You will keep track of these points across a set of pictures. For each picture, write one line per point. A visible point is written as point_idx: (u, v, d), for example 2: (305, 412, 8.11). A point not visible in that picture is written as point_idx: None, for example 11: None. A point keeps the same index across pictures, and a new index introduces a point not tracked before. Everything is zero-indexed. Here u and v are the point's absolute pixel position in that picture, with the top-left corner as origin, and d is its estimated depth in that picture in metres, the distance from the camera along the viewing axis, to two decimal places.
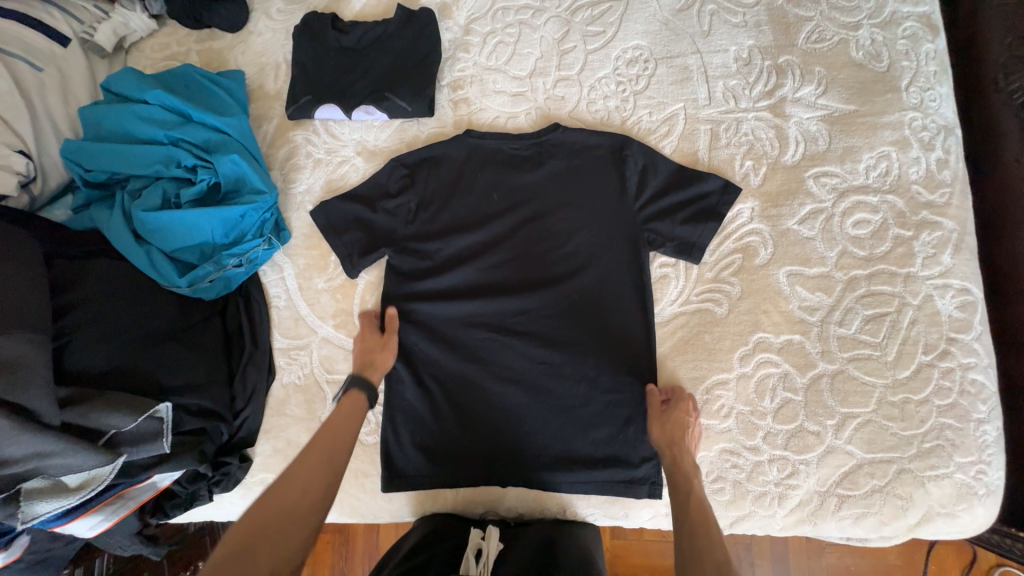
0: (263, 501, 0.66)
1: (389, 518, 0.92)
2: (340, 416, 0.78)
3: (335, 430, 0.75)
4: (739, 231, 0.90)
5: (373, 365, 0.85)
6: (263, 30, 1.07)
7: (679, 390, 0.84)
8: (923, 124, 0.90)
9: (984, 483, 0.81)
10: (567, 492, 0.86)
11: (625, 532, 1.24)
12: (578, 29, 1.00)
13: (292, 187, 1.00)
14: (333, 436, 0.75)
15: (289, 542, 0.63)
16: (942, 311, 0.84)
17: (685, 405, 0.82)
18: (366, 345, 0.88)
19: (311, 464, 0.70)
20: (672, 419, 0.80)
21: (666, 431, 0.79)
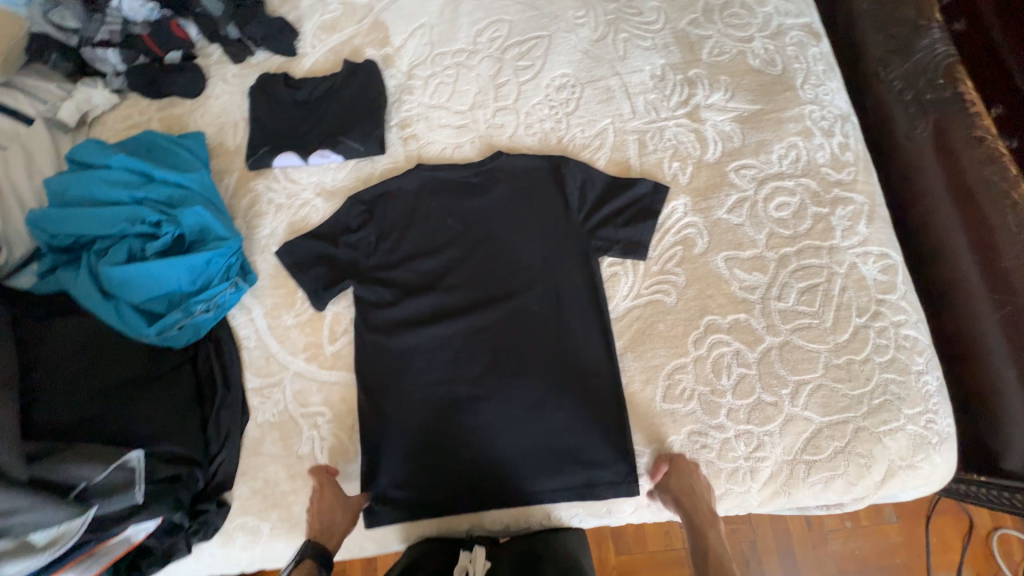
0: None
1: (375, 547, 0.92)
2: None
3: None
4: (676, 225, 0.98)
5: (329, 535, 0.83)
6: (221, 93, 1.15)
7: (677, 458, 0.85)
8: (822, 114, 1.01)
9: (936, 431, 0.86)
10: (552, 497, 0.87)
11: (629, 549, 1.22)
12: (509, 65, 1.11)
13: (256, 232, 1.04)
14: None
15: None
16: (868, 276, 0.92)
17: (697, 473, 0.84)
18: (317, 504, 0.85)
19: None
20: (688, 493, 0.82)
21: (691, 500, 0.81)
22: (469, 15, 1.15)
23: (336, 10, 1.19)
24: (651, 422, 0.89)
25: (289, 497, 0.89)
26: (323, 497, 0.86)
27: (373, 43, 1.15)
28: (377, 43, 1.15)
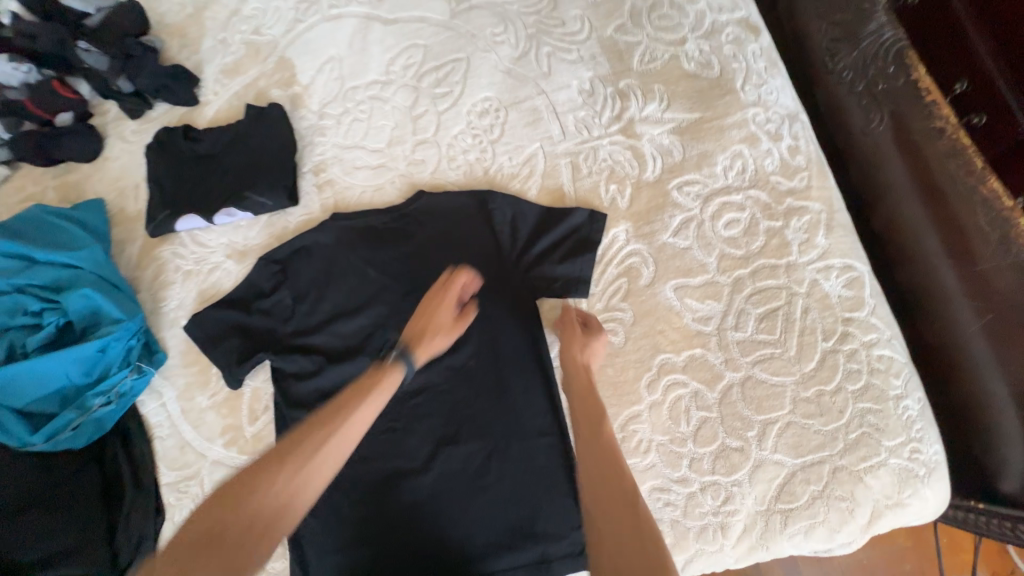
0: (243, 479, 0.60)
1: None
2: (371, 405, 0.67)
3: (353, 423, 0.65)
4: (618, 255, 0.89)
5: (423, 336, 0.74)
6: (119, 153, 1.06)
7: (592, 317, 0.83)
8: (766, 117, 0.92)
9: (922, 463, 0.77)
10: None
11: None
12: (426, 93, 1.01)
13: (163, 305, 0.95)
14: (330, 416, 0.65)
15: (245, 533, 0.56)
16: (832, 293, 0.83)
17: (596, 330, 0.80)
18: (422, 313, 0.77)
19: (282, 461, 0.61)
20: (581, 348, 0.79)
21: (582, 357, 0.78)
22: (379, 42, 1.06)
23: (238, 51, 1.10)
24: None
25: None
26: (430, 311, 0.77)
27: (279, 83, 1.06)
28: (284, 83, 1.06)
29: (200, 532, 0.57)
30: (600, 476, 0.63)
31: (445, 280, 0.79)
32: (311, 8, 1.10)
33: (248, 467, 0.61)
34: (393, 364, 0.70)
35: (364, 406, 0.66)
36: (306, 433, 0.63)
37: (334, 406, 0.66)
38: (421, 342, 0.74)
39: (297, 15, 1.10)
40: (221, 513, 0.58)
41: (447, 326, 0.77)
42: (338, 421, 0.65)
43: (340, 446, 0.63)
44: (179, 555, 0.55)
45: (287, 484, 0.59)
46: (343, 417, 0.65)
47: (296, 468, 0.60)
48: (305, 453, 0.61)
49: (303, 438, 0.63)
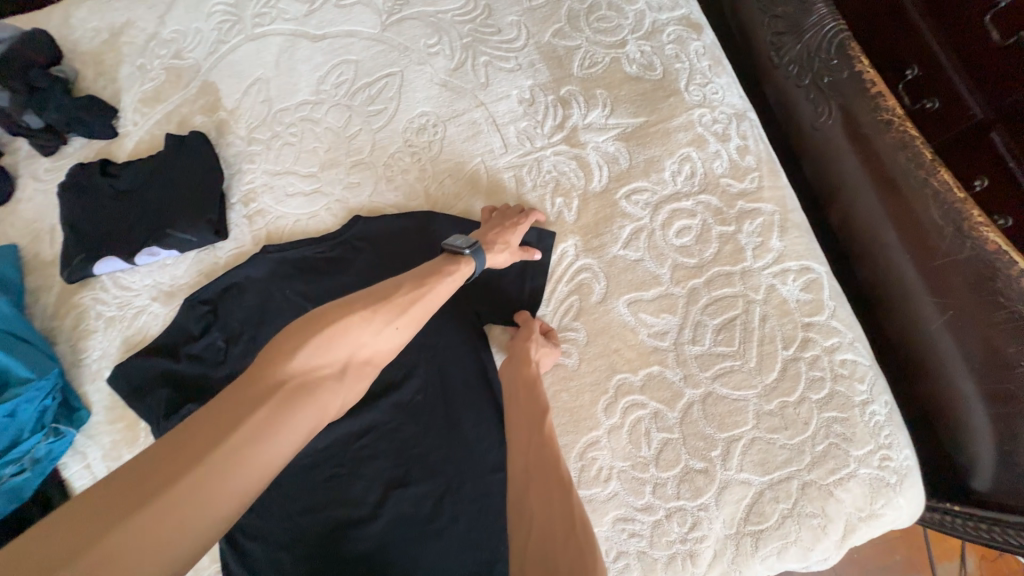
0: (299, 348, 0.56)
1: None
2: (435, 292, 0.66)
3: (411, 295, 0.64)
4: (568, 271, 0.84)
5: (493, 244, 0.76)
6: (32, 194, 0.98)
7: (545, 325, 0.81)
8: (713, 117, 0.89)
9: (893, 470, 0.74)
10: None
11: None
12: (359, 112, 0.96)
13: (84, 357, 0.87)
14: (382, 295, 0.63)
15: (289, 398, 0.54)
16: (790, 297, 0.79)
17: (553, 337, 0.79)
18: (496, 226, 0.79)
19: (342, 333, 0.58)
20: (537, 349, 0.76)
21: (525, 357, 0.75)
22: (307, 59, 1.00)
23: (158, 78, 1.03)
24: None
25: None
26: (501, 226, 0.79)
27: (202, 109, 0.99)
28: (208, 109, 0.99)
29: (275, 376, 0.54)
30: (535, 482, 0.61)
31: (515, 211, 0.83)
32: (234, 27, 1.04)
33: (325, 312, 0.60)
34: (466, 256, 0.71)
35: (441, 283, 0.67)
36: (388, 295, 0.63)
37: (415, 278, 0.66)
38: (488, 244, 0.76)
39: (220, 36, 1.04)
40: (292, 360, 0.55)
41: (513, 247, 0.78)
42: (422, 292, 0.65)
43: (420, 313, 0.65)
44: (259, 390, 0.53)
45: (371, 340, 0.60)
46: (425, 290, 0.65)
47: (355, 337, 0.59)
48: (391, 314, 0.62)
49: (387, 298, 0.62)
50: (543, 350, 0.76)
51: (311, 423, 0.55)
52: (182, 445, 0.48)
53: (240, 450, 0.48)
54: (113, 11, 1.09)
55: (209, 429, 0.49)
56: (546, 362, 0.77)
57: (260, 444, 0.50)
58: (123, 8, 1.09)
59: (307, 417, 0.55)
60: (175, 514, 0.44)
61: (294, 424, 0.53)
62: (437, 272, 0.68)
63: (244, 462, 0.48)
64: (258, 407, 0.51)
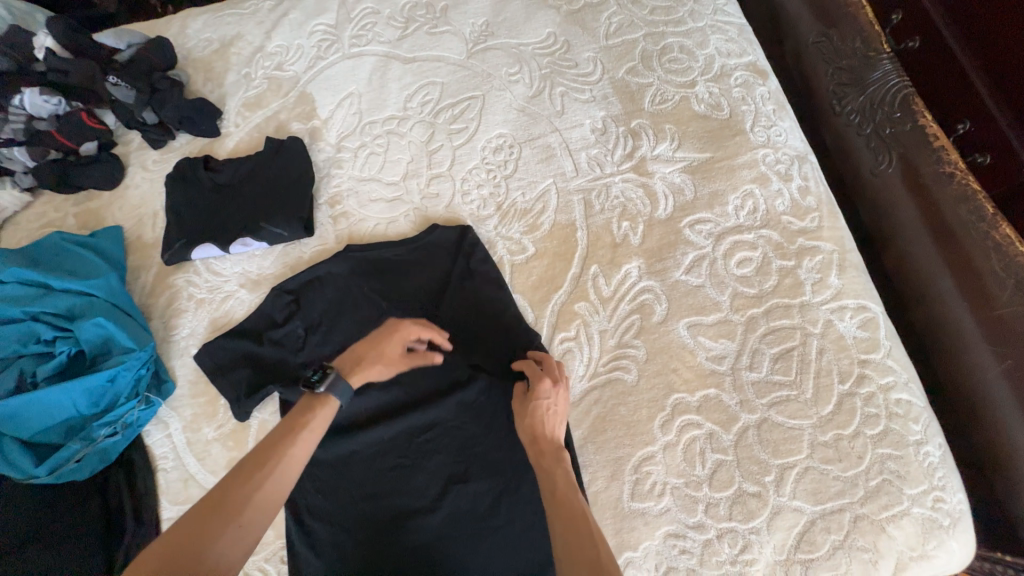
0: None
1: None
2: (292, 459, 0.63)
3: (257, 475, 0.60)
4: (631, 291, 0.89)
5: (360, 361, 0.75)
6: (140, 182, 1.08)
7: (537, 361, 0.79)
8: (776, 157, 0.94)
9: (946, 512, 0.75)
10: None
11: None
12: (442, 129, 1.04)
13: (173, 334, 0.94)
14: (229, 484, 0.59)
15: None
16: (847, 334, 0.82)
17: (547, 375, 0.76)
18: (374, 339, 0.77)
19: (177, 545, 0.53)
20: (533, 405, 0.74)
21: (527, 417, 0.74)
22: (398, 79, 1.09)
23: (260, 86, 1.13)
24: (619, 527, 0.77)
25: None
26: (379, 339, 0.77)
27: (299, 116, 1.09)
28: (304, 116, 1.09)
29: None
30: (565, 532, 0.59)
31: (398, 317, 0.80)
32: (333, 46, 1.14)
33: (155, 548, 0.54)
34: (323, 396, 0.69)
35: (296, 443, 0.64)
36: (225, 496, 0.58)
37: (257, 457, 0.62)
38: (360, 363, 0.75)
39: (319, 53, 1.14)
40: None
41: (391, 359, 0.77)
42: (276, 459, 0.62)
43: (277, 485, 0.61)
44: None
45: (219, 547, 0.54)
46: (274, 463, 0.62)
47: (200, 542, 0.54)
48: (241, 501, 0.58)
49: (227, 499, 0.58)
50: (543, 401, 0.74)
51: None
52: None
53: None
54: (225, 24, 1.21)
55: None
56: (555, 414, 0.74)
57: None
58: (234, 23, 1.21)
59: None
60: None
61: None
62: (289, 431, 0.65)
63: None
64: None
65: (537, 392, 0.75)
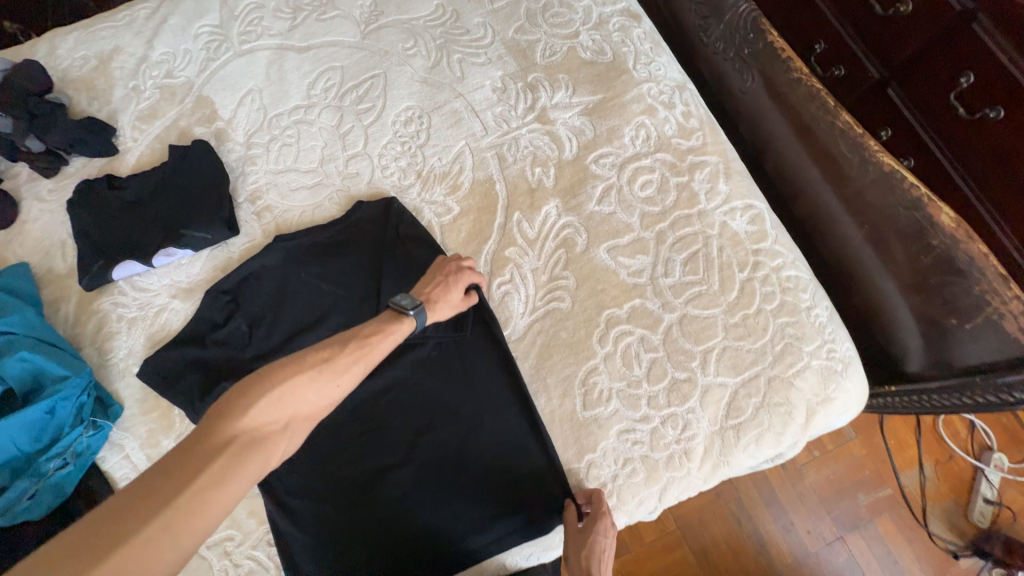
0: (252, 387, 0.62)
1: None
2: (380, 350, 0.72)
3: (348, 353, 0.69)
4: (554, 229, 0.96)
5: (433, 301, 0.82)
6: (38, 214, 1.02)
7: (599, 508, 0.79)
8: (659, 89, 1.04)
9: (838, 359, 0.89)
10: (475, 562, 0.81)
11: (629, 547, 1.45)
12: (350, 111, 1.06)
13: (111, 357, 0.93)
14: (329, 354, 0.68)
15: (234, 446, 0.58)
16: (739, 230, 0.94)
17: (607, 515, 0.79)
18: (437, 283, 0.84)
19: (289, 382, 0.63)
20: (591, 541, 0.78)
21: (583, 558, 0.79)
22: (296, 69, 1.09)
23: (153, 96, 1.10)
24: (578, 435, 0.85)
25: None
26: (443, 279, 0.85)
27: (201, 120, 1.07)
28: (206, 119, 1.07)
29: (225, 434, 0.58)
30: None
31: (453, 260, 0.88)
32: (222, 46, 1.13)
33: (274, 372, 0.64)
34: (410, 316, 0.77)
35: (382, 341, 0.73)
36: (335, 355, 0.68)
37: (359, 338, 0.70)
38: (432, 302, 0.82)
39: (209, 54, 1.12)
40: (244, 416, 0.60)
41: (454, 301, 0.84)
42: (367, 350, 0.71)
43: (364, 370, 0.71)
44: (210, 448, 0.57)
45: (318, 395, 0.65)
46: (368, 348, 0.71)
47: (303, 386, 0.64)
48: (337, 373, 0.67)
49: (334, 363, 0.67)
50: (600, 538, 0.78)
51: (260, 471, 0.59)
52: (132, 503, 0.52)
53: (196, 502, 0.53)
54: (100, 39, 1.15)
55: (162, 487, 0.53)
56: (605, 551, 0.79)
57: (214, 493, 0.55)
58: (110, 36, 1.15)
59: (246, 477, 0.58)
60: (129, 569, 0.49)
61: (241, 477, 0.57)
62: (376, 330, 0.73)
63: (199, 512, 0.53)
64: (212, 463, 0.56)
65: (598, 529, 0.78)
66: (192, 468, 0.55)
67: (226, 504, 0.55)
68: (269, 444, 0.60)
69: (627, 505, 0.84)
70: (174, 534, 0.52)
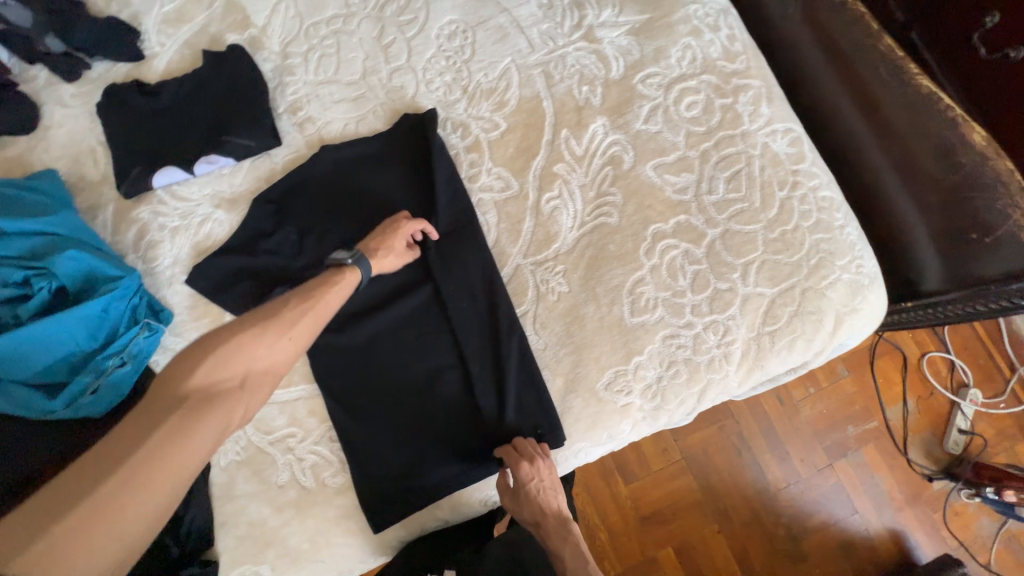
0: (193, 353, 0.61)
1: (359, 564, 0.87)
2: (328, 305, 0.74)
3: (294, 308, 0.70)
4: (601, 147, 0.98)
5: (375, 253, 0.84)
6: (62, 120, 0.98)
7: (515, 461, 0.81)
8: (705, 11, 1.04)
9: (866, 274, 0.95)
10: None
11: (636, 475, 1.54)
12: (391, 22, 1.03)
13: (155, 265, 0.91)
14: (273, 313, 0.68)
15: (187, 405, 0.56)
16: (780, 151, 0.98)
17: (525, 461, 0.81)
18: (376, 235, 0.86)
19: (233, 340, 0.63)
20: (525, 493, 0.81)
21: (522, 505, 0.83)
22: None
23: None
24: (626, 339, 0.90)
25: (282, 530, 0.83)
26: (385, 234, 0.86)
27: (233, 27, 1.02)
28: (238, 26, 1.02)
29: (176, 394, 0.57)
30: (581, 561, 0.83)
31: (397, 215, 0.89)
32: None
33: (216, 335, 0.63)
34: (349, 266, 0.80)
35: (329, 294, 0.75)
36: (279, 313, 0.68)
37: (300, 294, 0.72)
38: (373, 252, 0.84)
39: None
40: (192, 377, 0.59)
41: (397, 250, 0.87)
42: (312, 303, 0.72)
43: (314, 321, 0.71)
44: (160, 410, 0.55)
45: (269, 348, 0.65)
46: (313, 302, 0.72)
47: (252, 343, 0.64)
48: (285, 326, 0.67)
49: (278, 321, 0.67)
50: (531, 485, 0.81)
51: (221, 429, 0.58)
52: (84, 470, 0.50)
53: (156, 458, 0.52)
54: None
55: (111, 452, 0.51)
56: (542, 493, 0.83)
57: (174, 448, 0.53)
58: None
59: (209, 430, 0.56)
60: (78, 546, 0.46)
61: (196, 439, 0.55)
62: (319, 288, 0.75)
63: (161, 468, 0.52)
64: (164, 422, 0.54)
65: (523, 482, 0.80)
66: (136, 436, 0.52)
67: (182, 468, 0.53)
68: (223, 400, 0.59)
69: (670, 406, 0.90)
70: (137, 490, 0.49)
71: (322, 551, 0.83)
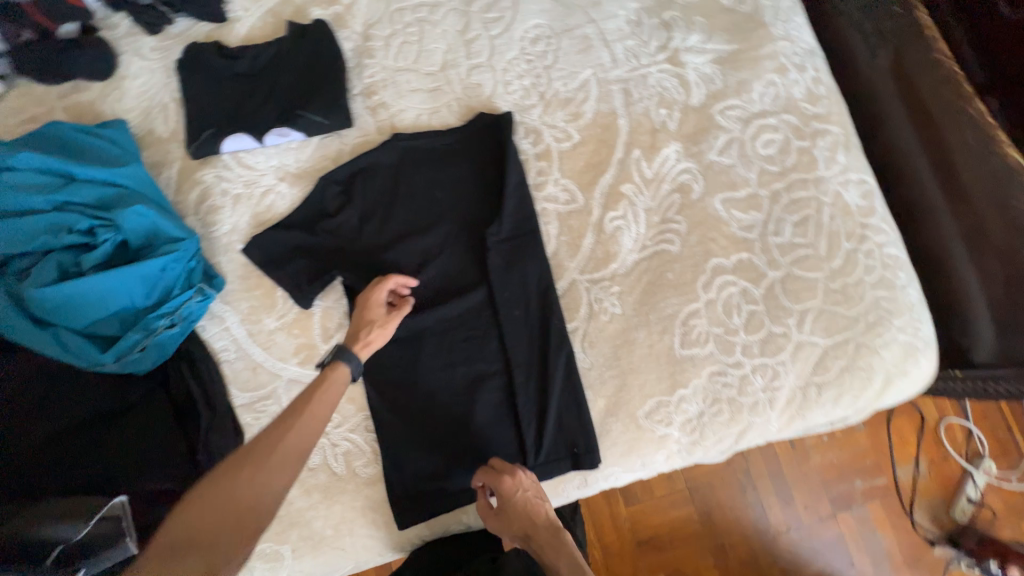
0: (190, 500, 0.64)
1: (377, 556, 0.86)
2: (316, 415, 0.71)
3: (276, 430, 0.69)
4: (672, 173, 0.96)
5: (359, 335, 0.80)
6: (139, 71, 0.97)
7: (487, 475, 0.80)
8: (793, 50, 1.02)
9: (922, 338, 0.93)
10: (551, 477, 0.86)
11: (639, 499, 1.51)
12: (477, 18, 1.02)
13: (213, 230, 0.91)
14: (259, 438, 0.68)
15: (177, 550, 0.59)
16: (851, 202, 0.96)
17: (506, 473, 0.79)
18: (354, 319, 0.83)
19: (218, 477, 0.64)
20: (513, 507, 0.78)
21: (508, 525, 0.79)
22: None
23: None
24: (673, 370, 0.89)
25: (307, 513, 0.83)
26: (361, 315, 0.83)
27: (319, 2, 1.02)
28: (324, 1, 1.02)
29: (169, 539, 0.60)
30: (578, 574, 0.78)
31: (359, 293, 0.86)
32: None
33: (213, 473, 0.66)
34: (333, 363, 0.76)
35: (316, 402, 0.72)
36: (264, 438, 0.68)
37: (287, 409, 0.71)
38: (361, 337, 0.80)
39: None
40: (182, 522, 0.61)
41: (381, 319, 0.83)
42: (297, 418, 0.70)
43: (298, 437, 0.68)
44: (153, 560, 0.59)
45: (251, 477, 0.64)
46: (300, 415, 0.70)
47: (235, 476, 0.64)
48: (267, 447, 0.66)
49: (256, 452, 0.66)
50: (517, 498, 0.78)
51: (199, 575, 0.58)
52: None
53: None
54: None
55: None
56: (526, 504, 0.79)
57: None
58: None
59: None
60: None
61: None
62: (310, 400, 0.72)
63: None
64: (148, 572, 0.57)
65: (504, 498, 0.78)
66: None
67: None
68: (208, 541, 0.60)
69: (707, 443, 0.89)
70: None
71: (343, 539, 0.83)
